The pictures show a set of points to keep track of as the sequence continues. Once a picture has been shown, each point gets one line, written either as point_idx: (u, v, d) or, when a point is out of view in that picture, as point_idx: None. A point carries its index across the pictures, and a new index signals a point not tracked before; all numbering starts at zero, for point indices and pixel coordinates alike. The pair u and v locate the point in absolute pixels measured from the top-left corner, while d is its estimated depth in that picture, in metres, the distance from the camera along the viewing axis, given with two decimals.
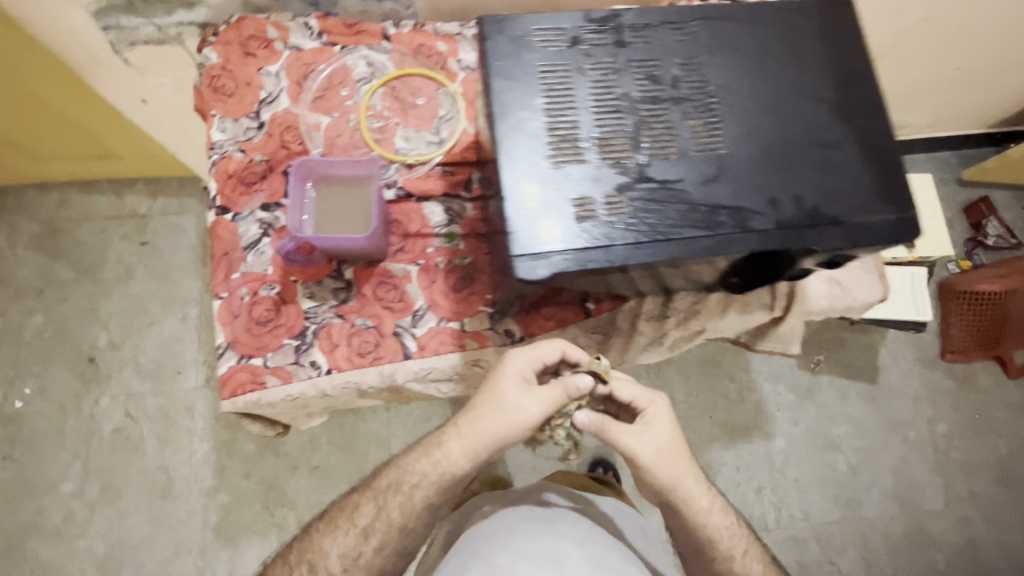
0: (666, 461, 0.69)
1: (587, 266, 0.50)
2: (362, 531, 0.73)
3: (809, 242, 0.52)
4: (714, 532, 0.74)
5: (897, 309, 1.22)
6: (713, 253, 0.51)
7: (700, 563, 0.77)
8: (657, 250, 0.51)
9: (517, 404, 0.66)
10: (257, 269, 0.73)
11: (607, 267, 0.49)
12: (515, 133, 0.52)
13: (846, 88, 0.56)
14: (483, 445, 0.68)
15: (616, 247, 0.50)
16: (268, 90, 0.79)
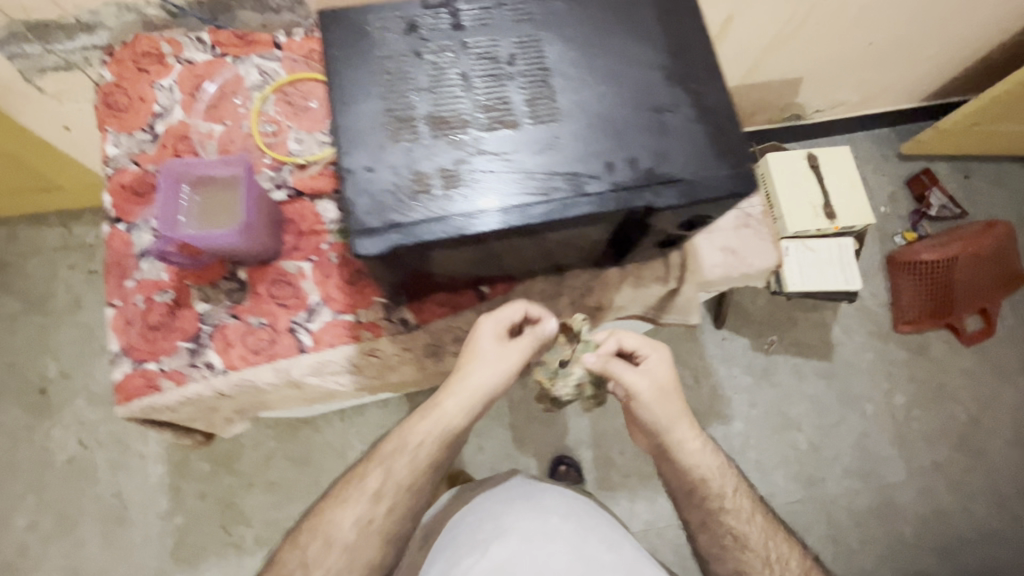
0: (655, 405, 0.74)
1: (425, 239, 0.51)
2: (355, 511, 0.71)
3: (647, 201, 0.54)
4: (704, 472, 0.76)
5: (829, 280, 1.23)
6: (551, 218, 0.53)
7: (691, 504, 0.78)
8: (495, 219, 0.52)
9: (498, 353, 0.69)
10: (151, 276, 0.74)
11: (444, 238, 0.51)
12: (353, 117, 0.54)
13: (680, 55, 0.58)
14: (475, 398, 0.69)
15: (453, 219, 0.52)
16: (161, 104, 0.82)
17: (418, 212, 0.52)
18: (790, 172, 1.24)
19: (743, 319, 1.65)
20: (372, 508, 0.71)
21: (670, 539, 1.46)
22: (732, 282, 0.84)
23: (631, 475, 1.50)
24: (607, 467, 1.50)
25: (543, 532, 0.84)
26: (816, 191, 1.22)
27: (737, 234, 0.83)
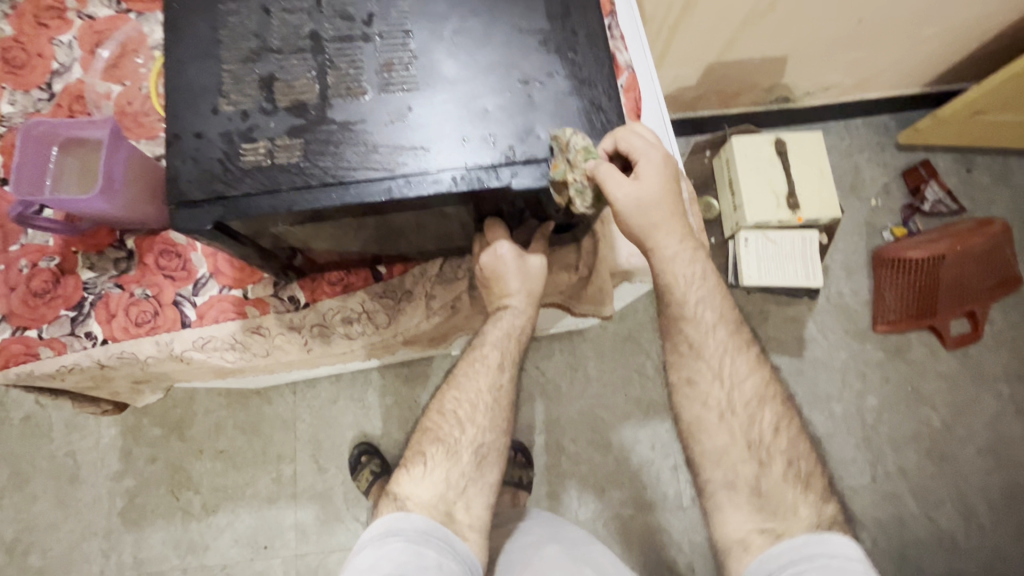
0: (639, 217, 0.60)
1: (251, 212, 0.47)
2: (460, 411, 0.74)
3: (503, 182, 0.49)
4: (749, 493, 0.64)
5: (789, 275, 1.16)
6: (393, 197, 0.48)
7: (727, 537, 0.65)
8: (330, 194, 0.48)
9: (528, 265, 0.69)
10: (38, 241, 0.72)
11: (269, 214, 0.47)
12: (188, 77, 0.50)
13: (561, 20, 0.53)
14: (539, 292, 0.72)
15: (281, 193, 0.48)
16: (60, 61, 0.78)
17: (247, 182, 0.48)
18: (754, 158, 1.15)
19: None
20: (472, 406, 0.75)
21: (616, 530, 1.43)
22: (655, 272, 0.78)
23: (581, 462, 1.48)
24: (558, 454, 1.48)
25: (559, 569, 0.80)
26: (781, 178, 1.14)
27: None
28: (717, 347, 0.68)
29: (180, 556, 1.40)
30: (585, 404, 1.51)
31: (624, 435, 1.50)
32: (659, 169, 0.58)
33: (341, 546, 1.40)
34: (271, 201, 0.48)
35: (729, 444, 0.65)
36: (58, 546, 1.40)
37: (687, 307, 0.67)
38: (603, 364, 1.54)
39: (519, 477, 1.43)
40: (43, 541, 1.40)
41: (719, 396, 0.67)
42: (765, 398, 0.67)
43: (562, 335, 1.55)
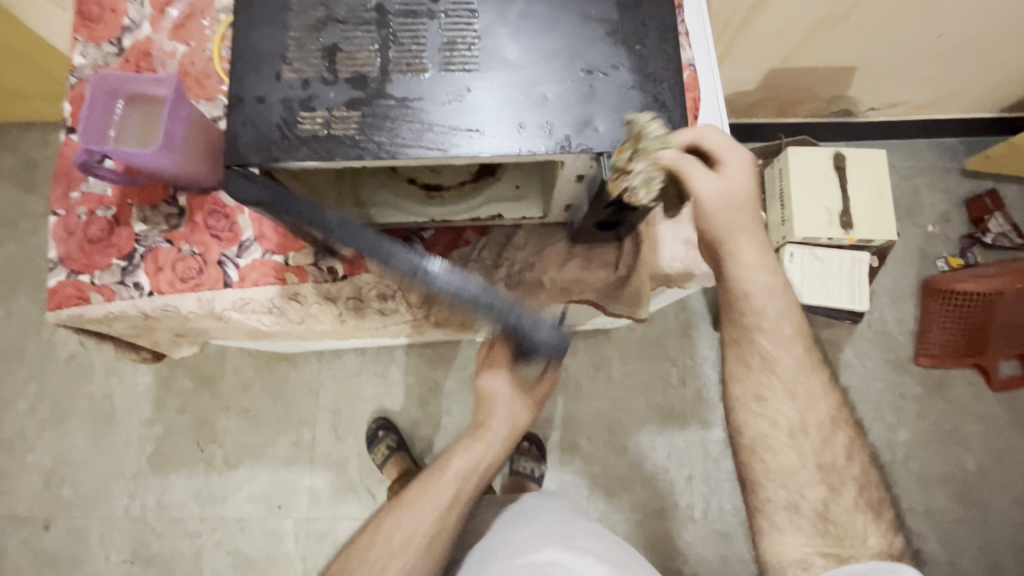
0: (722, 216, 0.60)
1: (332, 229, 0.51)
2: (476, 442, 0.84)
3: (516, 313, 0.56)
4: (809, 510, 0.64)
5: (833, 296, 1.12)
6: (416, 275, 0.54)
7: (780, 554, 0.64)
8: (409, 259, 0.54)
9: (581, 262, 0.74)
10: (97, 190, 0.75)
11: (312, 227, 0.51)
12: (255, 40, 0.50)
13: (631, 11, 0.51)
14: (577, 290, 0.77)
15: (328, 214, 0.51)
16: (131, 17, 0.80)
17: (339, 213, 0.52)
18: (810, 171, 1.10)
19: None
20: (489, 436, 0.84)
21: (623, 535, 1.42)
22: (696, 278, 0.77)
23: (595, 462, 1.47)
24: (572, 451, 1.47)
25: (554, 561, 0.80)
26: (836, 195, 1.10)
27: None
28: (792, 363, 0.64)
29: (199, 505, 1.45)
30: (604, 404, 1.49)
31: (641, 440, 1.48)
32: (744, 169, 0.60)
33: (352, 515, 1.43)
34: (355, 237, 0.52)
35: (800, 465, 0.63)
36: (88, 481, 1.47)
37: (766, 317, 0.63)
38: (627, 367, 1.52)
39: (531, 469, 1.43)
40: (75, 475, 1.47)
41: (791, 416, 0.64)
42: (839, 420, 0.66)
43: (588, 332, 1.53)
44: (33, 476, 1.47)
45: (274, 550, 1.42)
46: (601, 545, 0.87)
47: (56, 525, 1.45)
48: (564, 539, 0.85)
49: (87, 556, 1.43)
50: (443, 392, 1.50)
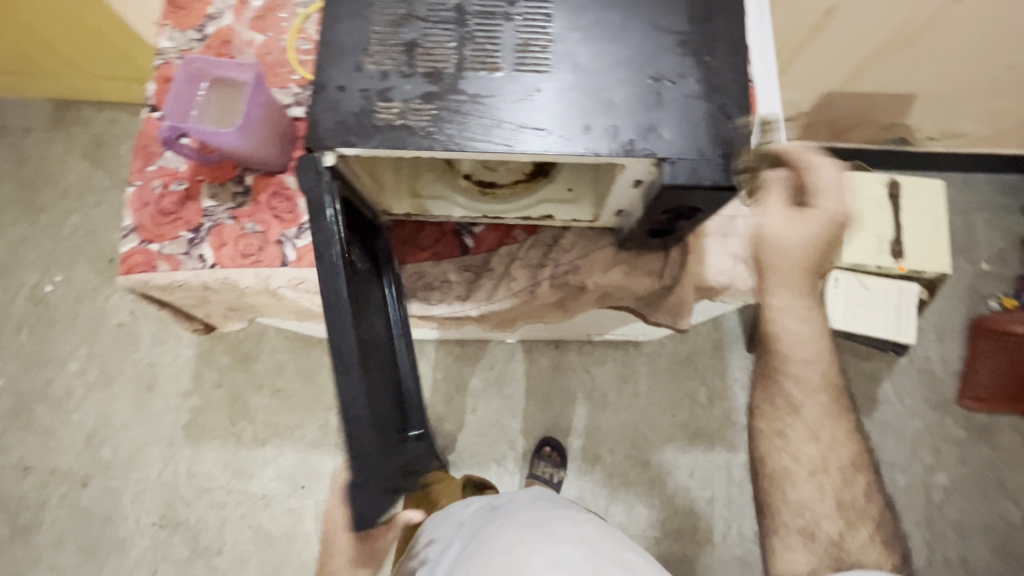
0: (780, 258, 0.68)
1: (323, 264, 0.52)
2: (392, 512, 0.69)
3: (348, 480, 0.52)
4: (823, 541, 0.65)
5: (875, 325, 1.09)
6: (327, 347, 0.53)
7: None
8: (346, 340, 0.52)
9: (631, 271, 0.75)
10: (172, 165, 0.80)
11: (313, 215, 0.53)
12: (340, 32, 0.53)
13: (702, 23, 0.52)
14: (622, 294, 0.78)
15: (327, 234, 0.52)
16: (216, 7, 0.85)
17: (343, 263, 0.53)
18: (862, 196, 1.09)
19: None
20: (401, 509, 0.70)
21: None
22: (740, 292, 0.77)
23: (615, 474, 1.46)
24: (593, 461, 1.46)
25: (551, 562, 0.69)
26: (888, 223, 1.07)
27: None
28: (818, 410, 0.69)
29: (226, 478, 1.50)
30: (628, 417, 1.48)
31: (664, 456, 1.46)
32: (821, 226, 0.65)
33: None
34: (331, 291, 0.52)
35: (820, 497, 0.66)
36: (126, 445, 1.53)
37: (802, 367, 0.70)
38: (655, 382, 1.50)
39: (550, 475, 1.42)
40: (115, 437, 1.54)
41: (812, 453, 0.68)
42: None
43: (619, 343, 1.53)
44: (76, 435, 1.55)
45: (294, 529, 1.45)
46: (581, 526, 0.77)
47: (93, 484, 1.51)
48: (541, 533, 0.75)
49: (118, 516, 1.49)
50: (469, 391, 1.51)
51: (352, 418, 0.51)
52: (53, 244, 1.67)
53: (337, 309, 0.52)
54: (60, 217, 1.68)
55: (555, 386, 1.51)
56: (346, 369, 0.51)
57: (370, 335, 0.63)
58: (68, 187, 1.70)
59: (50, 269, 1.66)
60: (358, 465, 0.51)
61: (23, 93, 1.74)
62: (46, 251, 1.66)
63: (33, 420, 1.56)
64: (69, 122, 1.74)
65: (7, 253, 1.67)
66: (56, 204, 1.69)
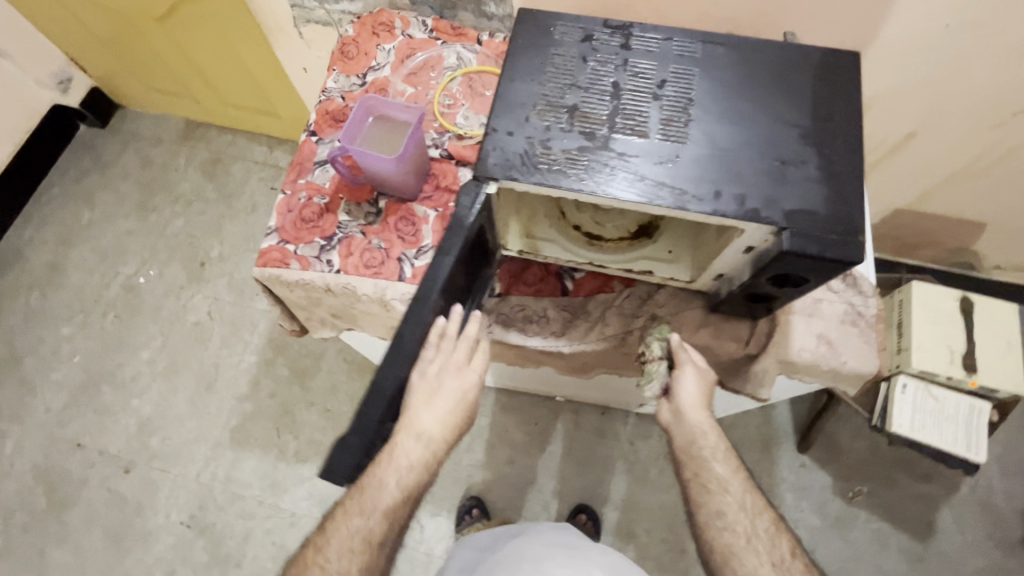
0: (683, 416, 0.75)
1: (431, 268, 0.61)
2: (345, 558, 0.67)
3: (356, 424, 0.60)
4: None
5: (945, 438, 1.08)
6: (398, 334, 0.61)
7: None
8: (409, 340, 0.61)
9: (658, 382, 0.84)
10: (319, 182, 0.91)
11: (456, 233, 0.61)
12: (513, 90, 0.64)
13: (824, 122, 0.61)
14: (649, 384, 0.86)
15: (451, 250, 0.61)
16: (378, 61, 1.00)
17: (439, 292, 0.61)
18: (933, 307, 1.11)
19: (831, 455, 1.45)
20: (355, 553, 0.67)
21: None
22: (819, 374, 0.80)
23: (647, 557, 1.40)
24: (626, 539, 1.42)
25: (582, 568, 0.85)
26: (960, 336, 1.09)
27: (839, 328, 0.79)
28: None
29: (260, 489, 1.51)
30: (669, 498, 1.44)
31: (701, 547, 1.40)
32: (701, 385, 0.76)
33: None
34: (427, 288, 0.61)
35: None
36: (174, 439, 1.58)
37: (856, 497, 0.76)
38: None
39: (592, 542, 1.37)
40: (166, 429, 1.59)
41: None
42: None
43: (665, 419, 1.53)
44: (132, 419, 1.61)
45: None
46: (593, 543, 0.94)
47: (135, 471, 1.55)
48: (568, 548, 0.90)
49: (150, 508, 1.51)
50: (510, 442, 1.52)
51: (375, 392, 0.60)
52: (155, 241, 1.83)
53: (422, 302, 0.61)
54: (167, 218, 1.86)
55: (598, 453, 1.50)
56: (395, 361, 0.61)
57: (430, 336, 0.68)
58: (180, 194, 1.89)
59: (146, 262, 1.81)
60: (354, 432, 0.59)
61: (163, 110, 1.98)
62: (148, 246, 1.83)
63: (97, 399, 1.64)
64: (195, 139, 1.97)
65: (114, 243, 1.84)
66: (167, 207, 1.88)
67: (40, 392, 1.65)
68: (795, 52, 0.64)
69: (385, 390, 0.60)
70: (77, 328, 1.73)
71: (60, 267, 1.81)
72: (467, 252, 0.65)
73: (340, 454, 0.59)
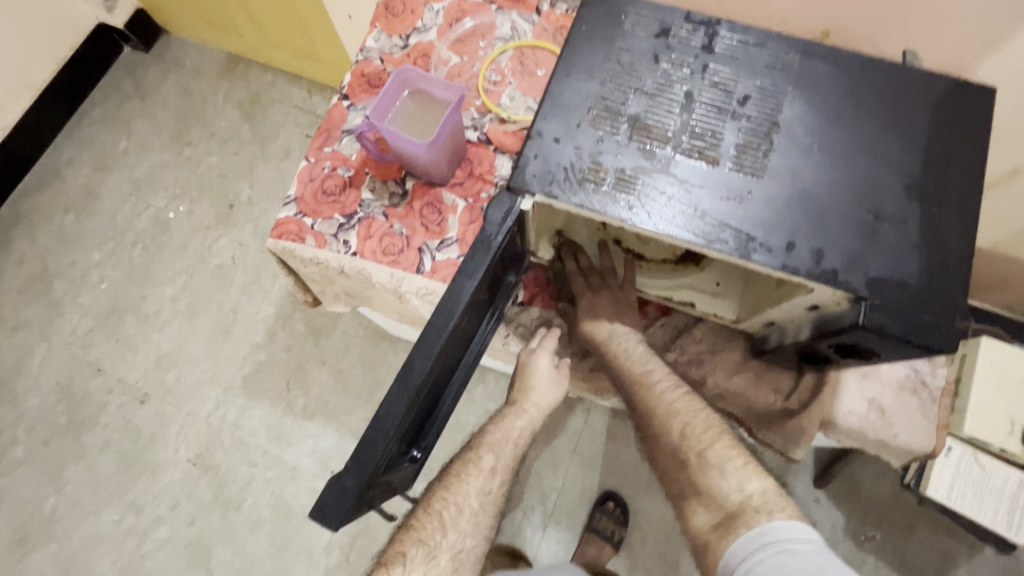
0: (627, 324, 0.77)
1: (450, 290, 0.52)
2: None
3: (354, 461, 0.49)
4: None
5: (982, 510, 1.00)
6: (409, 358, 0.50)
7: None
8: (422, 368, 0.50)
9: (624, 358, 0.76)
10: (345, 152, 0.84)
11: (485, 250, 0.53)
12: (565, 88, 0.55)
13: (935, 172, 0.50)
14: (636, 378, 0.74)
15: (477, 268, 0.53)
16: (424, 21, 0.90)
17: (458, 317, 0.52)
18: (1003, 370, 0.97)
19: (849, 494, 1.37)
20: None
21: None
22: (862, 439, 0.74)
23: (639, 566, 1.36)
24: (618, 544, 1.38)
25: None
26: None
27: (897, 395, 0.72)
28: None
29: (265, 439, 1.53)
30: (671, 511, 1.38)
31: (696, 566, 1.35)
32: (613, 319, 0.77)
33: None
34: (445, 310, 0.52)
35: None
36: (189, 378, 1.61)
37: None
38: None
39: (611, 532, 1.33)
40: (182, 366, 1.62)
41: None
42: None
43: None
44: (151, 353, 1.64)
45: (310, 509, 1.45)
46: None
47: (150, 403, 1.59)
48: None
49: (161, 441, 1.55)
50: None
51: (376, 428, 0.49)
52: (188, 176, 1.81)
53: (439, 325, 0.51)
54: (201, 154, 1.83)
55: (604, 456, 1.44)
56: (399, 395, 0.50)
57: (449, 359, 0.60)
58: (216, 131, 1.85)
59: (177, 198, 1.80)
60: (354, 473, 0.48)
61: (207, 41, 1.92)
62: (180, 181, 1.81)
63: (120, 328, 1.67)
64: (236, 75, 1.91)
65: (148, 173, 1.83)
66: (202, 142, 1.84)
67: (69, 313, 1.69)
68: (912, 79, 0.53)
69: (389, 425, 0.49)
70: (107, 255, 1.74)
71: (95, 191, 1.82)
72: (490, 270, 0.57)
73: (333, 497, 0.49)
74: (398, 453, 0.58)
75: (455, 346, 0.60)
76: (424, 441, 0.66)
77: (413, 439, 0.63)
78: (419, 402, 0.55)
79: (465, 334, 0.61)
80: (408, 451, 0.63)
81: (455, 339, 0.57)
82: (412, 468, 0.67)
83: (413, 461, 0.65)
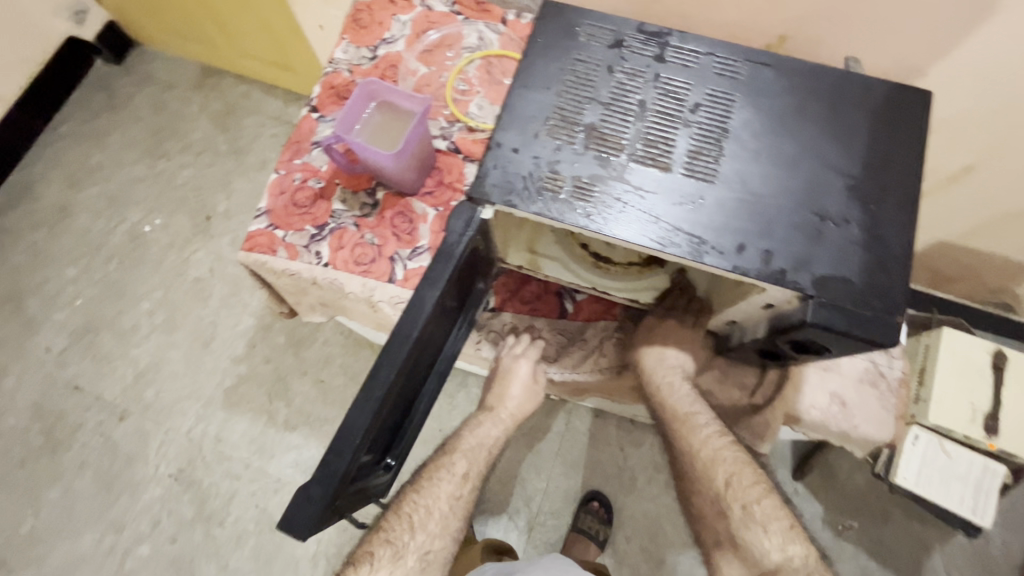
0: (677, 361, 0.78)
1: (414, 299, 0.53)
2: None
3: (322, 471, 0.50)
4: None
5: (951, 497, 1.02)
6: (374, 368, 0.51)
7: None
8: (387, 376, 0.51)
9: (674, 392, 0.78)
10: (315, 163, 0.85)
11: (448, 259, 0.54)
12: (523, 100, 0.56)
13: (876, 173, 0.53)
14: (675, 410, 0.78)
15: (442, 277, 0.54)
16: (392, 33, 0.91)
17: (422, 326, 0.53)
18: (962, 360, 1.02)
19: (826, 485, 1.39)
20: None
21: None
22: (826, 432, 0.78)
23: (624, 565, 1.37)
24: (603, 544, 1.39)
25: None
26: (987, 394, 1.00)
27: (857, 388, 0.76)
28: None
29: (248, 452, 1.52)
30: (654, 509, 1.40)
31: (681, 563, 1.36)
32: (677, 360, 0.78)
33: None
34: (408, 321, 0.52)
35: None
36: (169, 393, 1.59)
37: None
38: None
39: (596, 531, 1.34)
40: (161, 382, 1.60)
41: None
42: None
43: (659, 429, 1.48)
44: (128, 369, 1.62)
45: None
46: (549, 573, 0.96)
47: (129, 420, 1.57)
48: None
49: (141, 459, 1.53)
50: None
51: (342, 438, 0.50)
52: (163, 189, 1.80)
53: (402, 336, 0.52)
54: (177, 167, 1.82)
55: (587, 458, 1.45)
56: (365, 405, 0.50)
57: (419, 366, 0.61)
58: (191, 143, 1.84)
59: (153, 212, 1.78)
60: (321, 482, 0.49)
61: (179, 53, 1.91)
62: (155, 195, 1.79)
63: (96, 344, 1.64)
64: (209, 87, 1.90)
65: (122, 187, 1.81)
66: (177, 155, 1.83)
67: (43, 332, 1.66)
68: (853, 85, 0.55)
69: (354, 434, 0.50)
70: (81, 272, 1.72)
71: (68, 207, 1.79)
72: (455, 278, 0.58)
73: (300, 507, 0.49)
74: (368, 462, 0.58)
75: (423, 355, 0.61)
76: (398, 448, 0.67)
77: (387, 447, 0.64)
78: (388, 410, 0.56)
79: (433, 342, 0.62)
80: (382, 459, 0.64)
81: (422, 347, 0.58)
82: (386, 475, 0.67)
83: (387, 469, 0.66)
